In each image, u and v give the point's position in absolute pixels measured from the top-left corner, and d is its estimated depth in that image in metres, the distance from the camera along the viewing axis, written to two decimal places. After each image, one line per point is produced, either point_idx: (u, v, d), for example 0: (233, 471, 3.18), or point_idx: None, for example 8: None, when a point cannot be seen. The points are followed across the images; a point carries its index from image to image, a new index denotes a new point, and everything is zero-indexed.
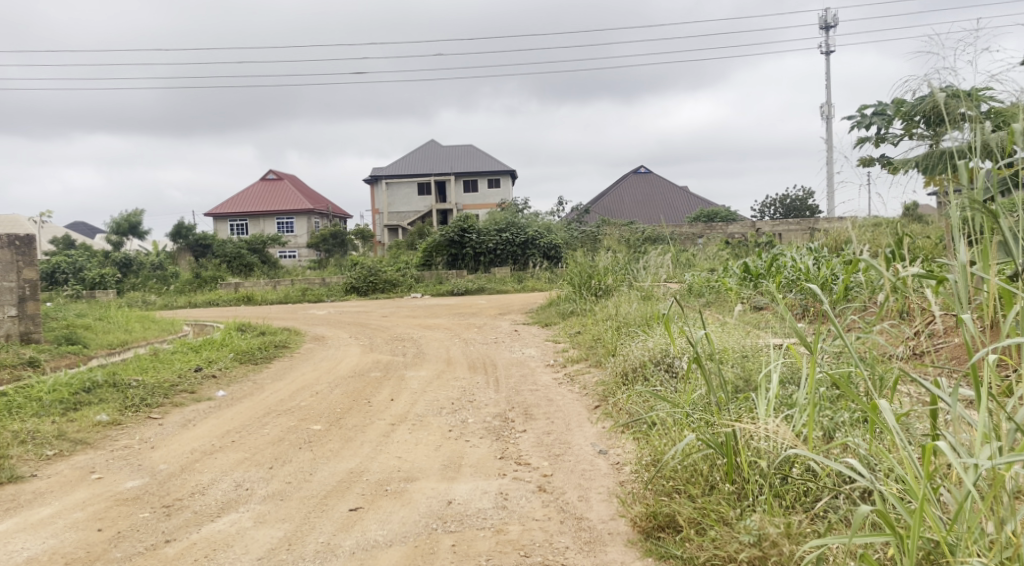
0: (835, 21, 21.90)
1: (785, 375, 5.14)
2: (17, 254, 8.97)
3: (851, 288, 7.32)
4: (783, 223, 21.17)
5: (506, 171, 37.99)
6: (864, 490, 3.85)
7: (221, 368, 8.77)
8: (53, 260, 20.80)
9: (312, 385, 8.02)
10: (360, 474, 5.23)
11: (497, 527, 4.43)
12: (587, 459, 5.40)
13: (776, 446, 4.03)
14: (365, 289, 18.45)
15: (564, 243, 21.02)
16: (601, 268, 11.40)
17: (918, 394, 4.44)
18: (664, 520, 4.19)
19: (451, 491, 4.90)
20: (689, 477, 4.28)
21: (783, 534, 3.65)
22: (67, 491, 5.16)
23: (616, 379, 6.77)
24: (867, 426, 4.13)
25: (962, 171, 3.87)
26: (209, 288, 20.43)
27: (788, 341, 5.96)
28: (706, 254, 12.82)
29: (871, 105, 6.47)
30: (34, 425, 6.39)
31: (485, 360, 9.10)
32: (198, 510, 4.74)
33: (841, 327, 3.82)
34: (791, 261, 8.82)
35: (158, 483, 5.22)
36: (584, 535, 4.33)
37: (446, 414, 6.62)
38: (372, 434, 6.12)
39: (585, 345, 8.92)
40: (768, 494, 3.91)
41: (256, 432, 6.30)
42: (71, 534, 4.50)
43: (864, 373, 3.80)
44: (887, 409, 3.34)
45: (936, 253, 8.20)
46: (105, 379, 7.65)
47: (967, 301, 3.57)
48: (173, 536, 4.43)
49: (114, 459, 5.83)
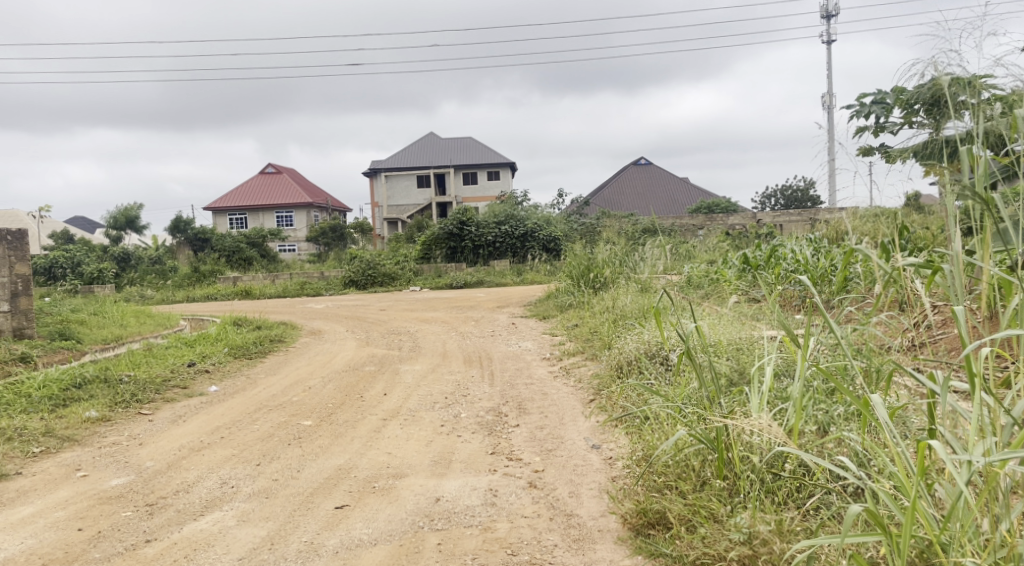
0: (837, 8, 21.73)
1: (779, 367, 5.05)
2: (10, 248, 8.88)
3: (850, 279, 7.22)
4: (784, 214, 20.96)
5: (506, 163, 37.88)
6: (858, 487, 3.77)
7: (214, 363, 8.68)
8: (51, 256, 20.74)
9: (305, 381, 7.93)
10: (348, 471, 5.15)
11: (485, 525, 4.35)
12: (580, 454, 5.31)
13: (769, 441, 3.96)
14: (364, 282, 18.33)
15: (564, 235, 20.95)
16: (600, 261, 11.30)
17: (915, 387, 4.35)
18: (653, 517, 4.11)
19: (440, 488, 4.82)
20: (681, 473, 4.21)
21: (773, 532, 3.59)
22: (51, 490, 5.08)
23: (611, 373, 6.68)
24: (861, 420, 4.06)
25: (964, 159, 3.76)
26: (208, 282, 20.36)
27: (783, 333, 5.88)
28: (706, 245, 12.72)
29: (871, 95, 6.35)
30: (22, 422, 6.30)
31: (481, 353, 9.01)
32: (180, 508, 4.66)
33: (833, 319, 3.74)
34: (791, 252, 8.70)
35: (143, 481, 5.14)
36: (574, 532, 4.25)
37: (439, 409, 6.54)
38: (362, 430, 6.03)
39: (582, 338, 8.82)
40: (759, 490, 3.84)
41: (246, 428, 6.22)
42: (50, 534, 4.42)
43: (856, 366, 3.72)
44: (879, 404, 3.24)
45: (936, 244, 8.10)
46: (96, 374, 7.57)
47: (964, 291, 3.49)
48: (154, 536, 4.35)
49: (101, 456, 5.76)
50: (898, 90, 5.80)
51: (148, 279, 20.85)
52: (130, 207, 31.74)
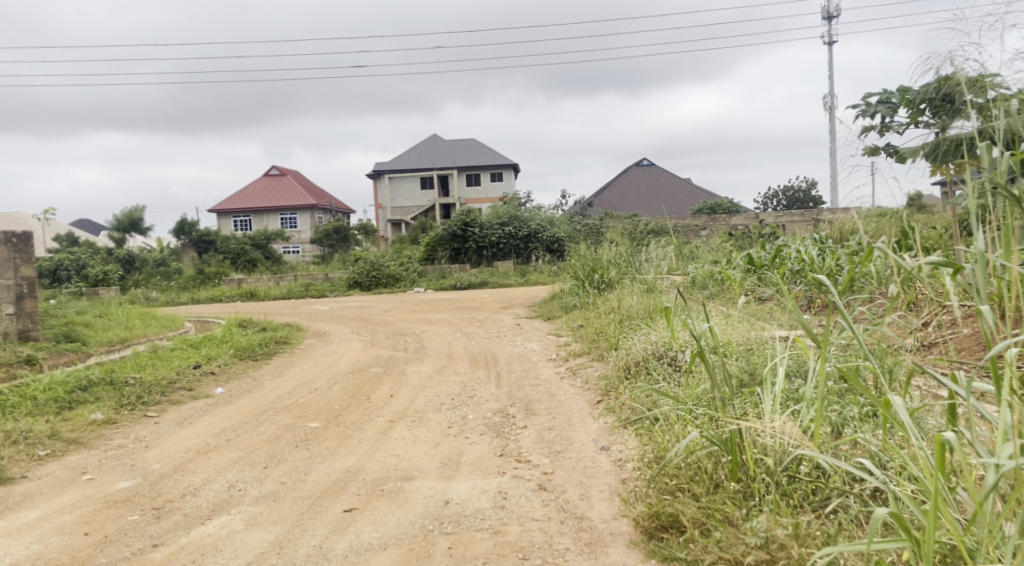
0: (839, 7, 21.67)
1: (790, 367, 5.00)
2: (15, 251, 8.84)
3: (857, 279, 7.16)
4: (787, 214, 20.93)
5: (509, 164, 37.90)
6: (875, 490, 3.74)
7: (220, 365, 8.64)
8: (56, 258, 20.54)
9: (311, 382, 7.89)
10: (356, 473, 5.11)
11: (495, 528, 4.30)
12: (589, 456, 5.27)
13: (783, 444, 3.92)
14: (368, 284, 18.27)
15: (567, 237, 20.93)
16: (604, 261, 11.25)
17: (930, 388, 4.32)
18: (666, 520, 4.05)
19: (449, 491, 4.77)
20: (693, 475, 4.17)
21: (791, 536, 3.56)
22: (56, 493, 5.05)
23: (618, 373, 6.61)
24: (877, 421, 4.03)
25: (982, 155, 3.74)
26: (213, 284, 20.31)
27: (794, 334, 5.82)
28: (710, 246, 12.68)
29: (876, 94, 6.28)
30: (28, 424, 6.27)
31: (487, 355, 8.96)
32: (188, 512, 4.62)
33: (850, 319, 3.70)
34: (796, 251, 8.63)
35: (150, 484, 5.10)
36: (585, 536, 4.21)
37: (446, 410, 6.49)
38: (370, 432, 6.00)
39: (588, 339, 8.78)
40: (775, 493, 3.80)
41: (252, 431, 6.18)
42: (56, 539, 4.39)
43: (875, 367, 3.68)
44: (900, 405, 3.22)
45: (943, 243, 8.07)
46: (101, 377, 7.53)
47: (984, 290, 3.45)
48: (161, 540, 4.31)
49: (107, 459, 5.72)
50: (905, 88, 5.79)
51: (153, 282, 20.90)
52: (136, 211, 31.68)
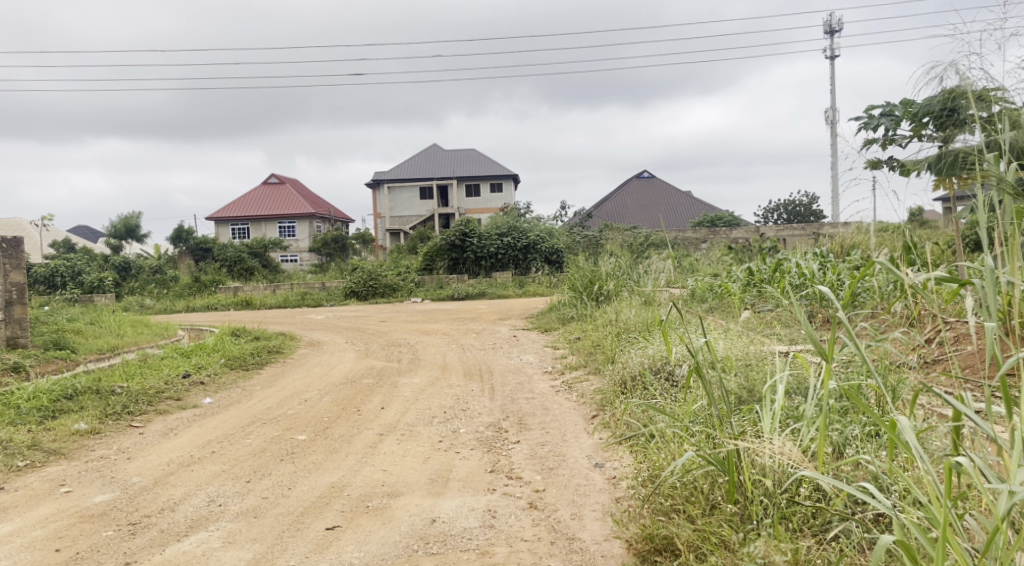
0: (842, 23, 21.51)
1: (790, 384, 4.85)
2: (4, 256, 8.71)
3: (858, 293, 7.04)
4: (788, 228, 20.75)
5: (508, 175, 37.91)
6: (878, 514, 3.60)
7: (210, 375, 8.47)
8: (51, 264, 20.33)
9: (301, 393, 7.71)
10: (341, 488, 4.95)
11: (482, 549, 4.15)
12: (582, 473, 5.12)
13: (783, 464, 3.76)
14: (365, 293, 18.05)
15: (565, 248, 20.84)
16: (602, 273, 11.10)
17: (933, 407, 4.18)
18: (661, 543, 3.90)
19: (436, 508, 4.62)
20: (689, 495, 4.02)
21: (789, 562, 3.42)
22: (32, 507, 4.88)
23: (614, 389, 6.48)
24: (881, 441, 3.89)
25: (989, 165, 3.61)
26: (209, 292, 20.17)
27: (794, 349, 5.66)
28: (709, 258, 12.55)
29: (880, 107, 6.16)
30: (9, 434, 6.11)
31: (482, 366, 8.81)
32: (164, 528, 4.46)
33: (853, 333, 3.50)
34: (796, 265, 8.50)
35: (128, 498, 4.94)
36: (575, 558, 4.06)
37: (438, 423, 6.34)
38: (358, 445, 5.84)
39: (584, 352, 8.65)
40: (774, 516, 3.65)
41: (238, 443, 6.02)
42: (26, 555, 4.24)
43: (879, 385, 3.49)
44: (905, 426, 3.06)
45: (944, 258, 7.95)
46: (87, 385, 7.37)
47: (994, 307, 3.28)
48: (135, 558, 4.15)
49: (87, 471, 5.55)
50: (909, 100, 5.72)
51: (149, 289, 20.72)
52: (130, 216, 31.67)
